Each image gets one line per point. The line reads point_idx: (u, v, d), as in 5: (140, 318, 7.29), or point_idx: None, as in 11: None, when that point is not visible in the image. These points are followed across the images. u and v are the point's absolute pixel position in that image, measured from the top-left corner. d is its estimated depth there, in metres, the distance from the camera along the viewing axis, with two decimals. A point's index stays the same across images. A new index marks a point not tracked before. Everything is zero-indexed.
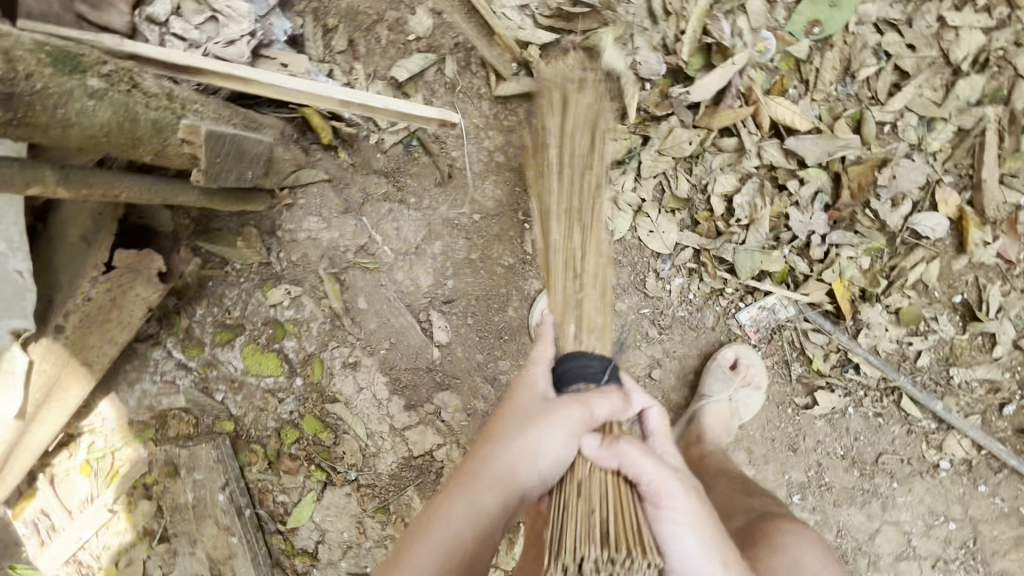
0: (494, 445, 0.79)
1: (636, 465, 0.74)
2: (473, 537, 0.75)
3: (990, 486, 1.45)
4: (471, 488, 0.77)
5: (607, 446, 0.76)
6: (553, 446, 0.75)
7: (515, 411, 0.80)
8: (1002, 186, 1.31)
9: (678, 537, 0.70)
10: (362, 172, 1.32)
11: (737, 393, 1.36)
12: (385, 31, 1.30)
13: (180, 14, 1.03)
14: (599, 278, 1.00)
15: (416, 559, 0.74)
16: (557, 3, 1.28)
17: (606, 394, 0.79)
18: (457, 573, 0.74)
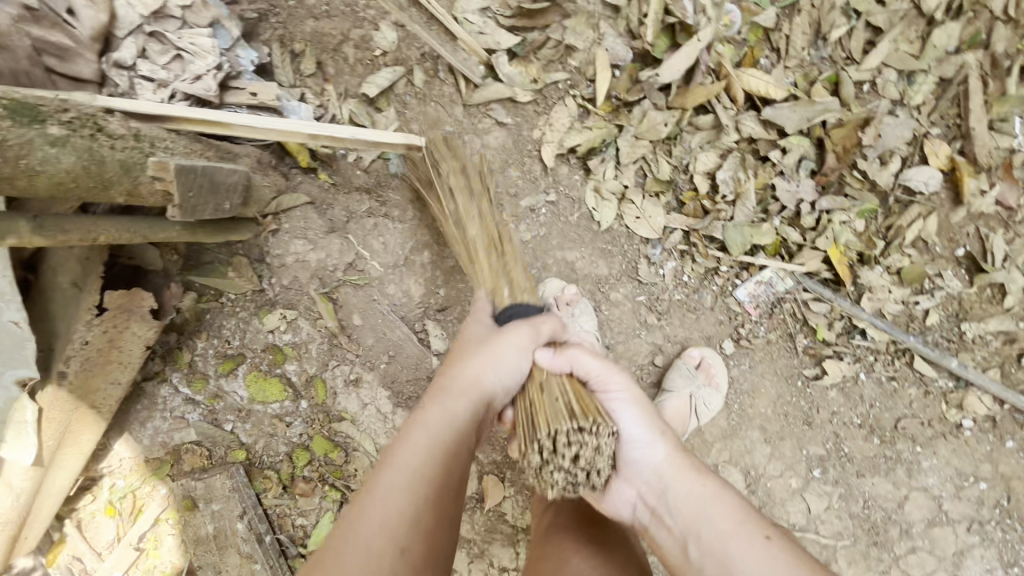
0: (456, 368, 0.91)
1: (584, 367, 0.95)
2: (447, 441, 0.83)
3: (1017, 441, 1.40)
4: (439, 405, 0.86)
5: (561, 355, 0.95)
6: (508, 357, 0.91)
7: (471, 344, 0.95)
8: (992, 132, 1.28)
9: (620, 410, 0.91)
10: (344, 190, 1.33)
11: (699, 393, 1.35)
12: (352, 50, 1.32)
13: (146, 56, 1.04)
14: (518, 255, 1.16)
15: (395, 473, 0.79)
16: (517, 1, 1.27)
17: (545, 319, 0.98)
18: (432, 477, 0.80)
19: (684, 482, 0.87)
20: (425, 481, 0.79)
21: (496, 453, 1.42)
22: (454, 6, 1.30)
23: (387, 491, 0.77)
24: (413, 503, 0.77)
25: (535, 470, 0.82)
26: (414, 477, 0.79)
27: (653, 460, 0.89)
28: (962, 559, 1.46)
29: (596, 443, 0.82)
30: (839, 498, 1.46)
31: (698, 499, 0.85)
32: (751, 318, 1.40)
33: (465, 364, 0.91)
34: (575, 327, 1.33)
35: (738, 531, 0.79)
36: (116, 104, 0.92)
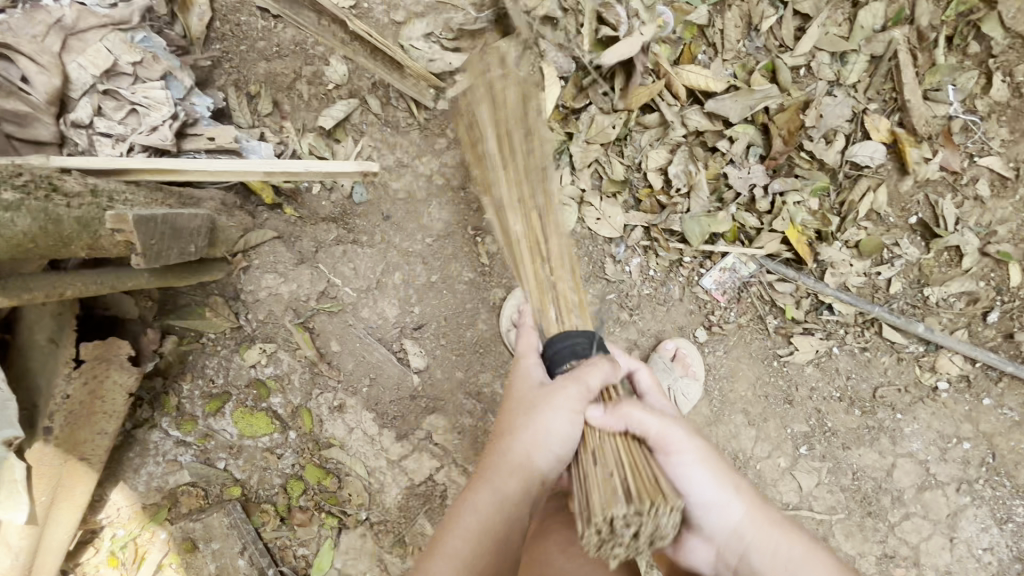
0: (507, 437, 0.85)
1: (640, 424, 0.81)
2: (499, 521, 0.81)
3: (995, 398, 1.43)
4: (493, 483, 0.83)
5: (612, 413, 0.82)
6: (557, 426, 0.81)
7: (521, 401, 0.87)
8: (928, 102, 1.33)
9: (686, 471, 0.78)
10: (311, 221, 1.37)
11: (675, 384, 1.41)
12: (305, 86, 1.36)
13: (102, 113, 1.09)
14: (566, 259, 1.09)
15: (451, 539, 0.80)
16: (457, 24, 1.33)
17: (601, 366, 0.85)
18: (488, 556, 0.79)
19: (765, 541, 0.79)
20: (481, 560, 0.79)
21: None
22: (399, 35, 1.35)
23: (443, 558, 0.79)
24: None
25: (593, 549, 0.68)
26: (470, 553, 0.79)
27: (732, 520, 0.79)
28: (956, 520, 1.47)
29: (661, 522, 0.68)
30: (828, 472, 1.48)
31: (785, 557, 0.78)
32: (721, 305, 1.43)
33: (514, 434, 0.84)
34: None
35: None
36: (72, 163, 0.97)
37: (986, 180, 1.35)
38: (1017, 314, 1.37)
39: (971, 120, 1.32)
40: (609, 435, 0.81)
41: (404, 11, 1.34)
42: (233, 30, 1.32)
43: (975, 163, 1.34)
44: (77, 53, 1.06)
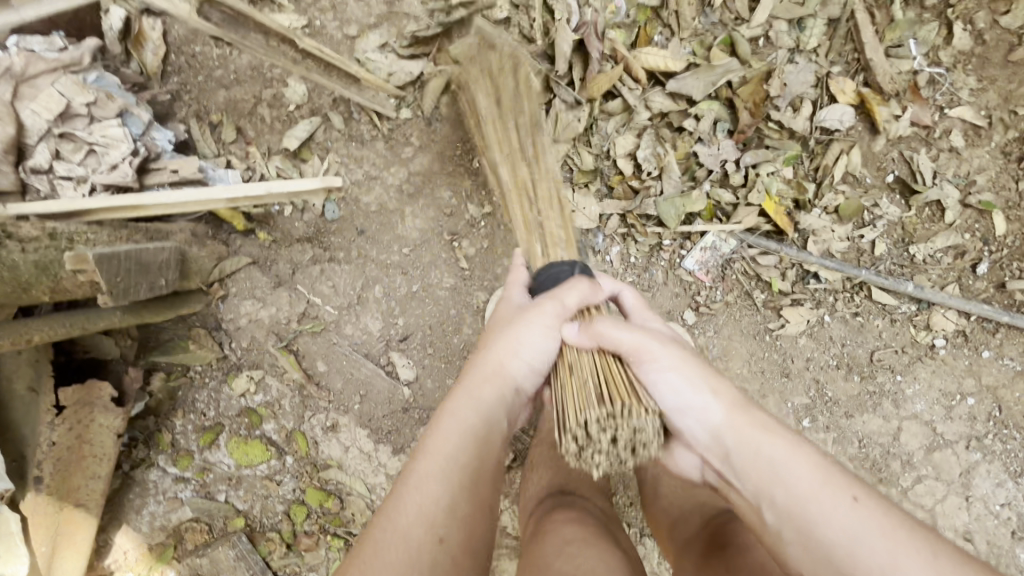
0: (481, 351, 0.84)
1: (612, 340, 0.83)
2: (480, 427, 0.75)
3: (994, 350, 1.40)
4: (466, 391, 0.78)
5: (592, 326, 0.84)
6: (534, 338, 0.83)
7: (499, 322, 0.88)
8: (891, 59, 1.31)
9: (660, 378, 0.79)
10: (286, 243, 1.36)
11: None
12: (266, 109, 1.36)
13: (61, 156, 1.09)
14: (556, 199, 1.14)
15: (426, 460, 0.72)
16: (412, 31, 1.32)
17: (584, 284, 0.88)
18: (467, 464, 0.72)
19: (746, 442, 0.73)
20: (460, 468, 0.72)
21: None
22: (354, 49, 1.34)
23: (423, 477, 0.70)
24: (449, 490, 0.70)
25: (574, 457, 0.75)
26: (446, 462, 0.71)
27: (709, 422, 0.76)
28: (969, 478, 1.45)
29: (632, 425, 0.74)
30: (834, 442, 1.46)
31: (767, 456, 0.70)
32: (706, 285, 1.42)
33: (489, 346, 0.83)
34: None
35: (818, 494, 0.65)
36: (28, 208, 0.97)
37: (959, 131, 1.33)
38: (1005, 263, 1.36)
39: (936, 72, 1.31)
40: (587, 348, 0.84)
41: (357, 25, 1.34)
42: (188, 62, 1.32)
43: (946, 115, 1.32)
44: (29, 100, 1.07)
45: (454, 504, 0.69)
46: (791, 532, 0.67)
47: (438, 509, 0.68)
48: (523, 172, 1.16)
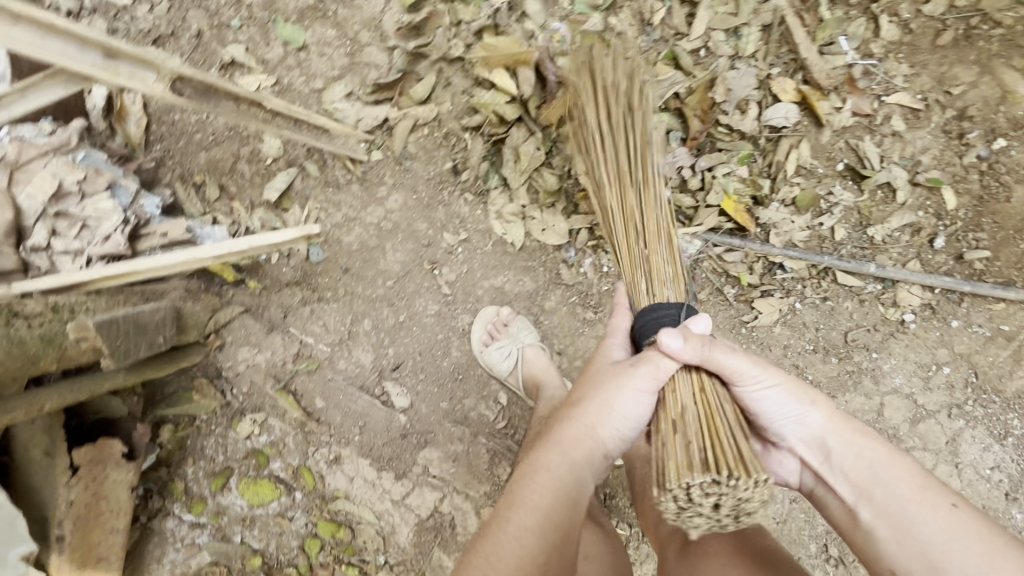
0: (578, 410, 0.94)
1: (720, 362, 0.89)
2: (568, 488, 0.90)
3: (963, 318, 1.45)
4: (558, 452, 0.93)
5: (691, 344, 0.88)
6: (626, 405, 0.91)
7: (591, 380, 0.98)
8: (825, 56, 1.39)
9: (763, 395, 0.92)
10: (275, 289, 1.43)
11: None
12: (245, 165, 1.44)
13: (58, 233, 1.17)
14: (662, 230, 1.15)
15: (521, 513, 0.88)
16: (374, 78, 1.41)
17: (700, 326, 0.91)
18: (555, 526, 0.87)
19: (848, 445, 0.90)
20: (549, 531, 0.86)
21: (489, 486, 1.47)
22: (322, 101, 1.43)
23: (519, 529, 0.86)
24: (539, 547, 0.85)
25: (673, 513, 0.80)
26: (538, 521, 0.87)
27: (813, 428, 0.91)
28: (956, 445, 1.49)
29: (736, 493, 0.78)
30: None
31: (868, 460, 0.88)
32: None
33: (585, 407, 0.93)
34: (518, 343, 1.40)
35: (917, 496, 0.83)
36: (28, 286, 1.04)
37: (899, 116, 1.40)
38: (960, 235, 1.42)
39: (869, 64, 1.39)
40: (688, 378, 0.92)
41: (323, 79, 1.43)
42: (168, 131, 1.41)
43: (885, 102, 1.40)
44: (24, 185, 1.16)
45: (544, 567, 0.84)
46: (887, 526, 0.83)
47: (529, 566, 0.83)
48: (631, 201, 1.17)
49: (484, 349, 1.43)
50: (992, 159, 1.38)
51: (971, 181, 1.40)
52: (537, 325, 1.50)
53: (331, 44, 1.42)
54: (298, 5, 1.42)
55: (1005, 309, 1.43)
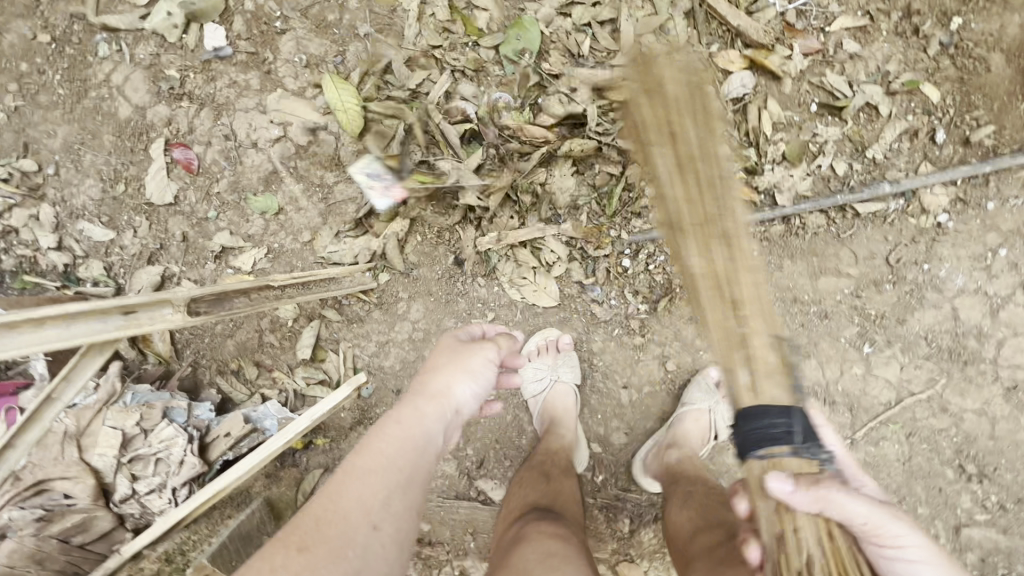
0: (431, 374, 0.98)
1: (842, 509, 0.81)
2: (420, 437, 0.90)
3: (997, 197, 1.40)
4: (412, 404, 0.94)
5: (803, 490, 0.81)
6: (481, 367, 1.02)
7: (446, 350, 1.04)
8: (755, 15, 1.41)
9: (856, 507, 0.81)
10: (343, 437, 1.46)
11: (716, 410, 1.42)
12: (271, 335, 1.48)
13: (138, 477, 1.23)
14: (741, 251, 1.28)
15: (366, 458, 0.84)
16: (354, 211, 1.46)
17: (822, 471, 0.83)
18: (404, 465, 0.86)
19: None
20: (397, 470, 0.85)
21: (615, 540, 1.48)
22: (317, 250, 1.48)
23: (363, 472, 0.83)
24: (385, 484, 0.83)
25: None
26: (387, 462, 0.85)
27: None
28: None
29: None
30: (904, 352, 1.45)
31: None
32: None
33: (440, 371, 0.98)
34: (555, 376, 1.43)
35: None
36: (139, 543, 1.16)
37: (848, 39, 1.40)
38: (958, 121, 1.39)
39: (799, 4, 1.40)
40: (806, 522, 0.83)
41: (309, 229, 1.48)
42: (192, 335, 1.47)
43: (829, 32, 1.40)
44: (92, 447, 1.21)
45: (388, 501, 0.82)
46: None
47: (372, 500, 0.81)
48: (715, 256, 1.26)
49: (528, 359, 1.45)
50: (956, 40, 1.37)
51: (945, 69, 1.38)
52: (594, 369, 1.50)
53: (303, 195, 1.47)
54: (260, 174, 1.48)
55: None
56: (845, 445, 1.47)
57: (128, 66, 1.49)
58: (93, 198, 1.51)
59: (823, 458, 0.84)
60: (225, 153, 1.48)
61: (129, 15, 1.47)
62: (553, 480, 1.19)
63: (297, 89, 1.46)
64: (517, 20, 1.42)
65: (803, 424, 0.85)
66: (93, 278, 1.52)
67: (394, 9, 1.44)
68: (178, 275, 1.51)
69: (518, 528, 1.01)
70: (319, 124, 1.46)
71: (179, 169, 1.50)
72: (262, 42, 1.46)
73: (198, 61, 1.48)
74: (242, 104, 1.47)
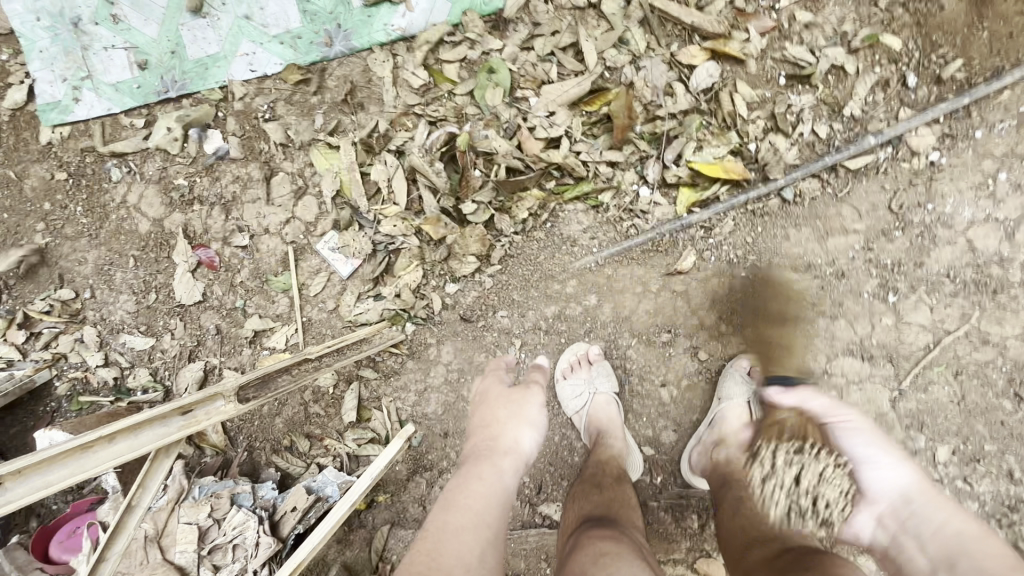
0: (499, 430, 1.19)
1: (810, 403, 1.24)
2: (498, 490, 1.07)
3: (983, 126, 1.43)
4: (490, 462, 1.12)
5: (791, 392, 1.26)
6: (535, 415, 1.25)
7: (497, 402, 1.27)
8: (706, 9, 1.46)
9: (813, 399, 1.23)
10: (402, 489, 1.52)
11: (755, 398, 1.42)
12: (317, 405, 1.54)
13: (220, 566, 1.28)
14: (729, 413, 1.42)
15: (454, 515, 0.99)
16: (368, 273, 1.52)
17: (801, 385, 1.28)
18: (489, 521, 1.00)
19: (940, 505, 1.01)
20: (485, 527, 0.98)
21: (688, 539, 1.47)
22: (343, 316, 1.54)
23: (457, 527, 0.96)
24: (478, 539, 0.96)
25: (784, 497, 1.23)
26: (477, 517, 0.99)
27: (899, 483, 1.08)
28: None
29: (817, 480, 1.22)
30: (930, 293, 1.46)
31: (888, 469, 1.10)
32: (721, 264, 1.50)
33: (507, 426, 1.20)
34: (592, 389, 1.45)
35: (923, 491, 1.04)
36: None
37: (799, 11, 1.45)
38: (924, 63, 1.43)
39: None
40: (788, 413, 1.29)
41: (332, 297, 1.54)
42: (242, 420, 1.55)
43: (780, 8, 1.45)
44: (174, 546, 1.28)
45: (483, 556, 0.94)
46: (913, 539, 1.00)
47: (471, 558, 0.92)
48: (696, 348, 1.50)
49: (562, 379, 1.49)
50: None
51: (900, 17, 1.43)
52: (629, 374, 1.52)
53: (320, 267, 1.54)
54: (277, 256, 1.56)
55: (1013, 95, 1.41)
56: (894, 397, 1.47)
57: (140, 184, 1.59)
58: (130, 311, 1.61)
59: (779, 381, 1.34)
60: (242, 244, 1.57)
61: (133, 138, 1.59)
62: (606, 489, 1.20)
63: (296, 171, 1.55)
64: (485, 64, 1.50)
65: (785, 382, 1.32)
66: (142, 385, 1.60)
67: (370, 79, 1.53)
68: (219, 366, 1.59)
69: (576, 536, 1.06)
70: (321, 198, 1.54)
71: (203, 268, 1.59)
72: (257, 136, 1.57)
73: (201, 166, 1.58)
74: (249, 196, 1.57)
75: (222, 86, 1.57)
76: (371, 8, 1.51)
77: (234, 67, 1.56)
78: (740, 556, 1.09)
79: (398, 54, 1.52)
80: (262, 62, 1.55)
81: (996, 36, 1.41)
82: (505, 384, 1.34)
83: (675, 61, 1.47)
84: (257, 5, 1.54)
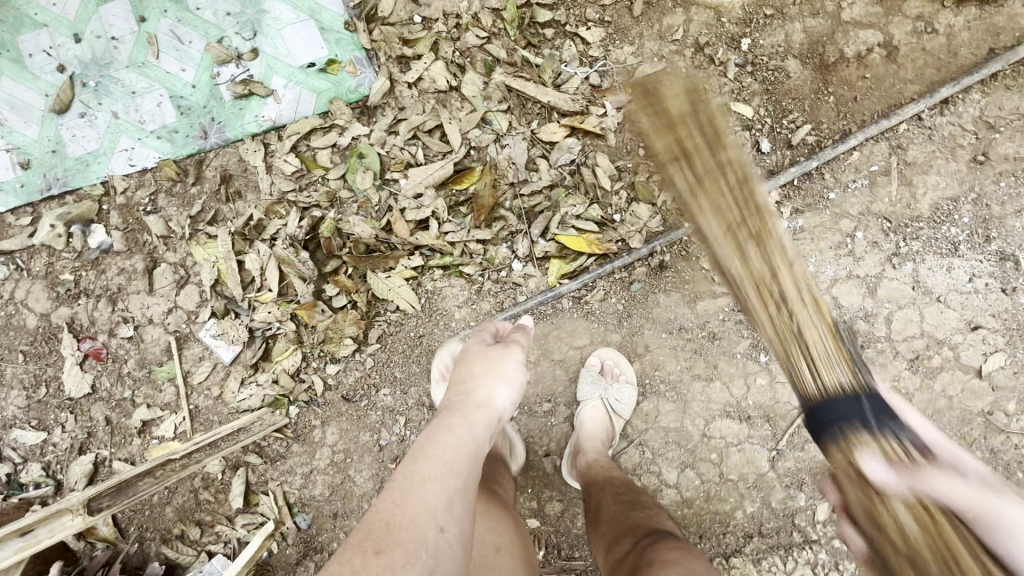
0: (473, 384, 1.05)
1: (943, 493, 0.79)
2: (472, 447, 0.92)
3: (837, 186, 1.46)
4: (462, 414, 0.98)
5: (893, 466, 0.78)
6: (513, 369, 1.09)
7: (475, 357, 1.12)
8: (562, 87, 1.50)
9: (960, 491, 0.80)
10: (292, 572, 1.55)
11: (608, 394, 1.47)
12: (205, 492, 1.55)
13: None
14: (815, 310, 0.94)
15: (421, 464, 0.85)
16: (250, 359, 1.54)
17: (895, 431, 0.81)
18: (461, 471, 0.87)
19: None
20: (455, 475, 0.86)
21: None
22: (227, 402, 1.55)
23: (427, 477, 0.83)
24: (447, 489, 0.83)
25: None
26: (448, 466, 0.86)
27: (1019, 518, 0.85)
28: (924, 283, 1.44)
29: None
30: None
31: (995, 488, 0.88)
32: (594, 333, 1.53)
33: (478, 380, 1.05)
34: None
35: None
36: None
37: None
38: (776, 128, 1.47)
39: (599, 67, 1.50)
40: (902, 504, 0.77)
41: (217, 384, 1.56)
42: (133, 511, 1.56)
43: (634, 82, 1.50)
44: None
45: (450, 505, 0.82)
46: None
47: (437, 504, 0.81)
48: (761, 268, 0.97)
49: None
50: (750, 59, 1.47)
51: (749, 86, 1.47)
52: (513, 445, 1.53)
53: (203, 354, 1.56)
54: (162, 346, 1.58)
55: (862, 155, 1.45)
56: (772, 457, 1.47)
57: (27, 279, 1.61)
58: (22, 406, 1.62)
59: (902, 433, 0.80)
60: (127, 336, 1.59)
61: (20, 236, 1.62)
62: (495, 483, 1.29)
63: (177, 261, 1.57)
64: (353, 149, 1.53)
65: (870, 402, 0.83)
66: (33, 480, 1.60)
67: (245, 168, 1.56)
68: (110, 458, 1.59)
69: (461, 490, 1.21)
70: (201, 286, 1.56)
71: (92, 359, 1.60)
72: (138, 229, 1.59)
73: (86, 259, 1.60)
74: (132, 288, 1.59)
75: (103, 181, 1.60)
76: (241, 101, 1.56)
77: (114, 162, 1.59)
78: (610, 543, 1.15)
79: (270, 143, 1.56)
80: (140, 156, 1.59)
81: (842, 100, 1.45)
82: (486, 342, 1.17)
83: (536, 136, 1.50)
84: (132, 103, 1.58)
